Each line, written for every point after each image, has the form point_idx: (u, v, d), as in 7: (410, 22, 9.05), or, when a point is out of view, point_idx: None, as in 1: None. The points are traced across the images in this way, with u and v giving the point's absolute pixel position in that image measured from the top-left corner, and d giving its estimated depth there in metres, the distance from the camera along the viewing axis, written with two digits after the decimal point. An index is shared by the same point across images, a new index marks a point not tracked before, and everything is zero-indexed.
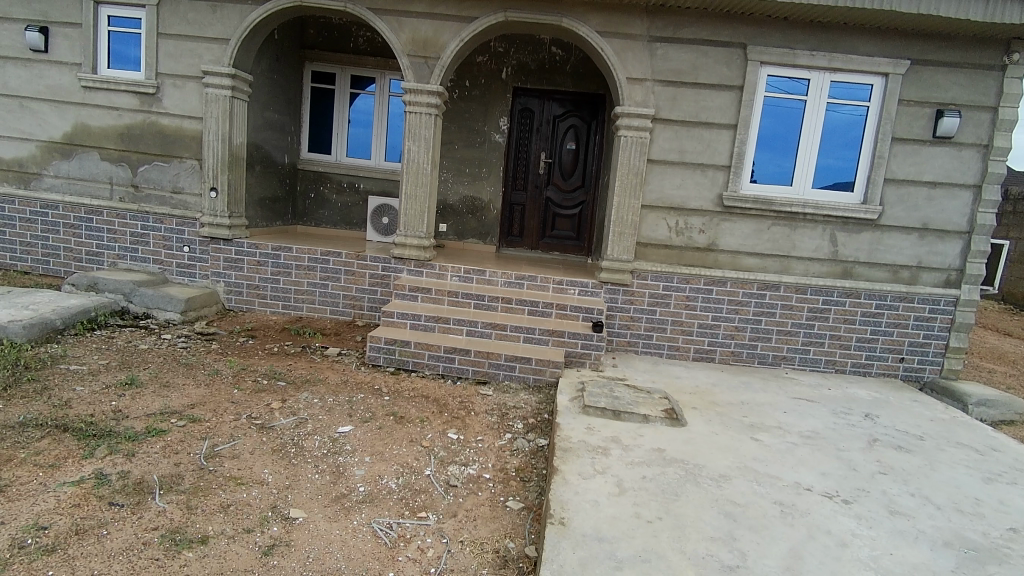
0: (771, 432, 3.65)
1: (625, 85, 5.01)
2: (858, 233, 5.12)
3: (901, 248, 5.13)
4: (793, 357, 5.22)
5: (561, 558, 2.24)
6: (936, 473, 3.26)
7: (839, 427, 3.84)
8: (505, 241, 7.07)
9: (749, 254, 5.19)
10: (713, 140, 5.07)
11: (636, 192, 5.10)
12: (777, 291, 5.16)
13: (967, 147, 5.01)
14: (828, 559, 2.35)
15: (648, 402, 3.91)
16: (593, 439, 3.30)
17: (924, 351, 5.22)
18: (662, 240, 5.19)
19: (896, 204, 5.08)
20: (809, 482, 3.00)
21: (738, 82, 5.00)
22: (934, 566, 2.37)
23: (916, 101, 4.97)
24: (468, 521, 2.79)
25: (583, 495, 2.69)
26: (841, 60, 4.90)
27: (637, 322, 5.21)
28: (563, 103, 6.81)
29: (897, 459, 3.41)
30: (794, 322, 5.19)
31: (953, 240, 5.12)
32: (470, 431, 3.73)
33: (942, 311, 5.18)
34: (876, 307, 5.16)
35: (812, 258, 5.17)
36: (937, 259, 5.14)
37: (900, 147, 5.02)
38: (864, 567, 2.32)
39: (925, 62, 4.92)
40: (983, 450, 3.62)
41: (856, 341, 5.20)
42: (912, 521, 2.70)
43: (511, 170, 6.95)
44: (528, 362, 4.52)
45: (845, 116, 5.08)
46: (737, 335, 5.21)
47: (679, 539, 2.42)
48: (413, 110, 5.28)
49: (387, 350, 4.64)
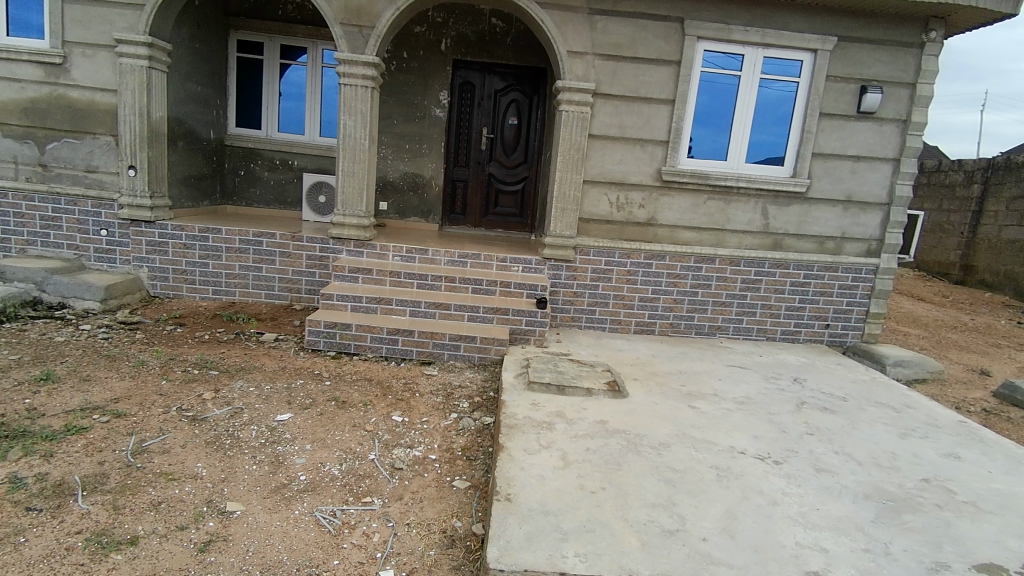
0: (708, 399, 3.80)
1: (566, 58, 4.96)
2: (787, 206, 5.33)
3: (826, 220, 5.38)
4: (727, 327, 5.43)
5: (508, 534, 2.26)
6: (857, 430, 3.48)
7: (770, 392, 4.03)
8: (448, 219, 6.98)
9: (687, 228, 5.31)
10: (652, 115, 5.12)
11: (578, 167, 5.10)
12: (712, 263, 5.33)
13: (887, 122, 5.26)
14: (761, 517, 2.48)
15: (592, 376, 3.97)
16: (538, 414, 3.34)
17: (847, 318, 5.53)
18: (604, 215, 5.23)
19: (823, 177, 5.30)
20: (743, 446, 3.14)
21: (676, 57, 5.05)
22: (856, 518, 2.54)
23: (841, 77, 5.16)
24: (414, 503, 2.77)
25: (528, 471, 2.71)
26: (773, 36, 5.02)
27: (580, 297, 5.28)
28: (504, 77, 6.70)
29: (823, 419, 3.61)
30: (729, 293, 5.38)
31: (873, 211, 5.40)
32: (415, 412, 3.70)
33: (863, 280, 5.48)
34: (804, 277, 5.42)
35: (746, 231, 5.34)
36: (859, 229, 5.42)
37: (827, 122, 5.22)
38: (794, 523, 2.45)
39: (850, 40, 5.10)
40: (899, 408, 3.90)
41: (786, 309, 5.45)
42: (836, 477, 2.88)
43: (453, 146, 6.82)
44: (473, 341, 4.51)
45: (777, 92, 5.22)
46: (675, 308, 5.36)
47: (622, 507, 2.49)
48: (346, 83, 5.06)
49: (327, 334, 4.51)
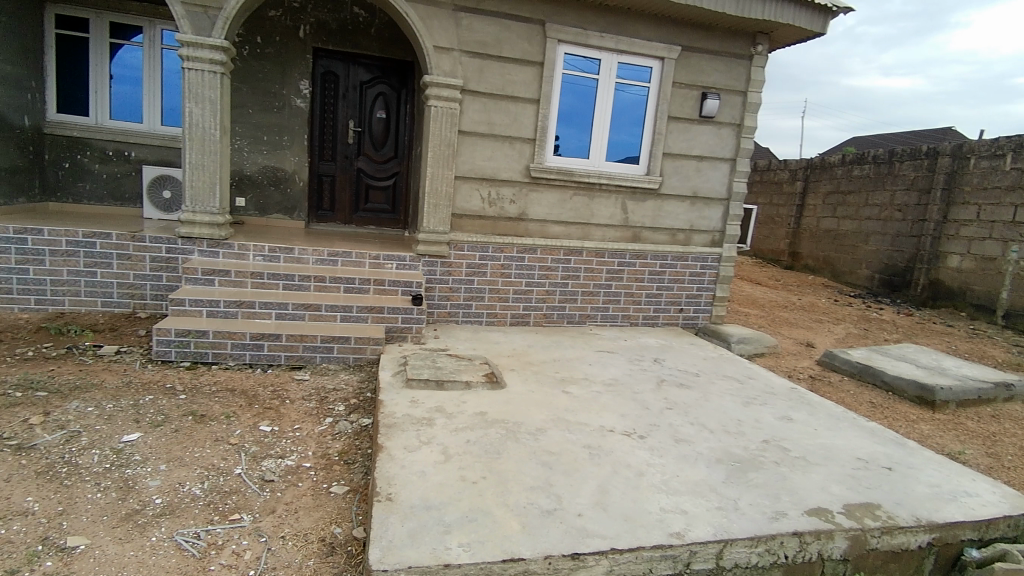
0: (579, 383, 4.02)
1: (432, 53, 4.93)
2: (643, 201, 5.76)
3: (677, 214, 5.89)
4: (595, 315, 5.76)
5: (390, 533, 2.23)
6: (709, 402, 3.87)
7: (635, 373, 4.35)
8: (315, 216, 6.68)
9: (555, 222, 5.55)
10: (518, 113, 5.28)
11: (449, 163, 5.11)
12: (580, 255, 5.62)
13: (725, 126, 5.87)
14: (629, 489, 2.68)
15: (469, 369, 4.03)
16: (417, 411, 3.33)
17: (697, 302, 6.11)
18: (476, 211, 5.31)
19: (673, 174, 5.80)
20: (612, 425, 3.37)
21: (539, 58, 5.23)
22: (709, 480, 2.83)
23: (685, 84, 5.67)
24: (289, 514, 2.64)
25: (409, 468, 2.70)
26: (625, 42, 5.38)
27: (456, 292, 5.31)
28: (370, 68, 6.53)
29: (680, 394, 3.98)
30: (596, 283, 5.71)
31: (716, 206, 6.01)
32: (286, 420, 3.51)
33: (710, 267, 6.09)
34: (660, 266, 5.90)
35: (608, 225, 5.69)
36: (705, 222, 6.01)
37: (674, 124, 5.71)
38: (658, 491, 2.68)
39: (692, 50, 5.62)
40: (742, 380, 4.39)
41: (646, 296, 5.90)
42: (692, 446, 3.19)
43: (317, 139, 6.53)
44: (347, 342, 4.39)
45: (630, 95, 5.61)
46: (548, 299, 5.59)
47: (502, 493, 2.56)
48: (191, 67, 4.63)
49: (179, 343, 4.14)
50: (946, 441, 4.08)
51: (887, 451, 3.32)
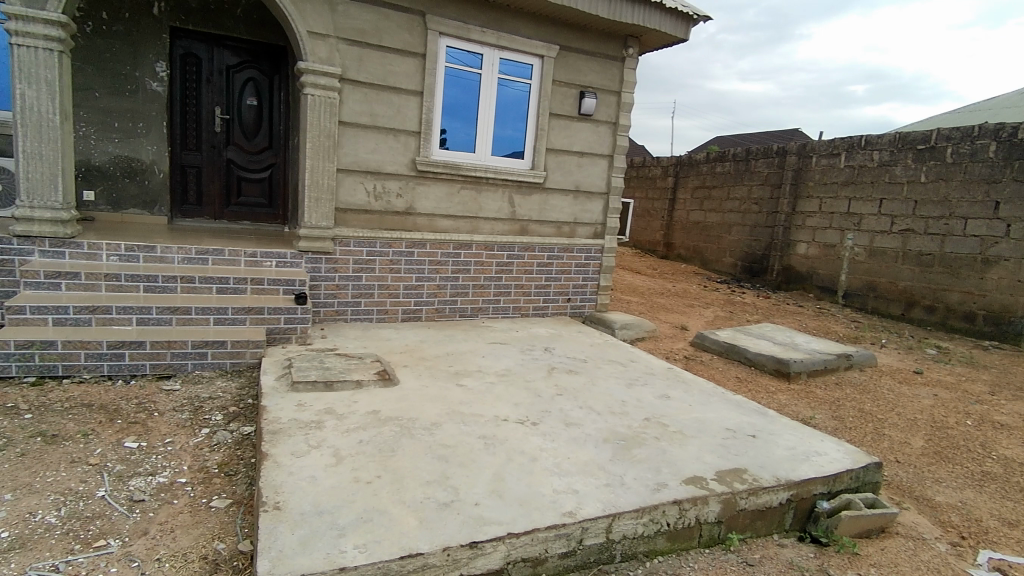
0: (473, 375, 4.06)
1: (307, 39, 4.70)
2: (529, 195, 5.91)
3: (561, 207, 6.11)
4: (487, 307, 5.83)
5: (280, 543, 2.12)
6: (595, 386, 4.07)
7: (526, 362, 4.47)
8: (179, 211, 6.14)
9: (444, 216, 5.53)
10: (401, 105, 5.19)
11: (330, 155, 4.92)
12: (469, 249, 5.65)
13: (602, 124, 6.16)
14: (524, 474, 2.75)
15: (360, 368, 3.93)
16: (304, 414, 3.18)
17: (583, 291, 6.39)
18: (361, 205, 5.15)
19: (556, 169, 6.00)
20: (505, 414, 3.44)
21: (421, 50, 5.17)
22: (597, 459, 2.98)
23: (564, 82, 5.88)
24: (164, 535, 2.42)
25: (298, 474, 2.58)
26: (506, 38, 5.46)
27: (343, 289, 5.13)
28: (237, 52, 6.09)
29: (569, 380, 4.15)
30: (486, 276, 5.78)
31: (597, 200, 6.30)
32: (155, 434, 3.21)
33: (593, 258, 6.38)
34: (547, 258, 6.09)
35: (496, 218, 5.77)
36: (587, 215, 6.28)
37: (555, 121, 5.90)
38: (551, 474, 2.78)
39: (569, 49, 5.84)
40: (626, 363, 4.67)
41: (535, 287, 6.07)
42: (581, 428, 3.34)
43: (179, 127, 6.00)
44: (223, 346, 4.09)
45: (513, 91, 5.71)
46: (439, 293, 5.56)
47: (398, 491, 2.53)
48: (20, 43, 4.05)
49: (19, 358, 3.64)
50: (798, 407, 4.61)
51: (751, 420, 3.69)
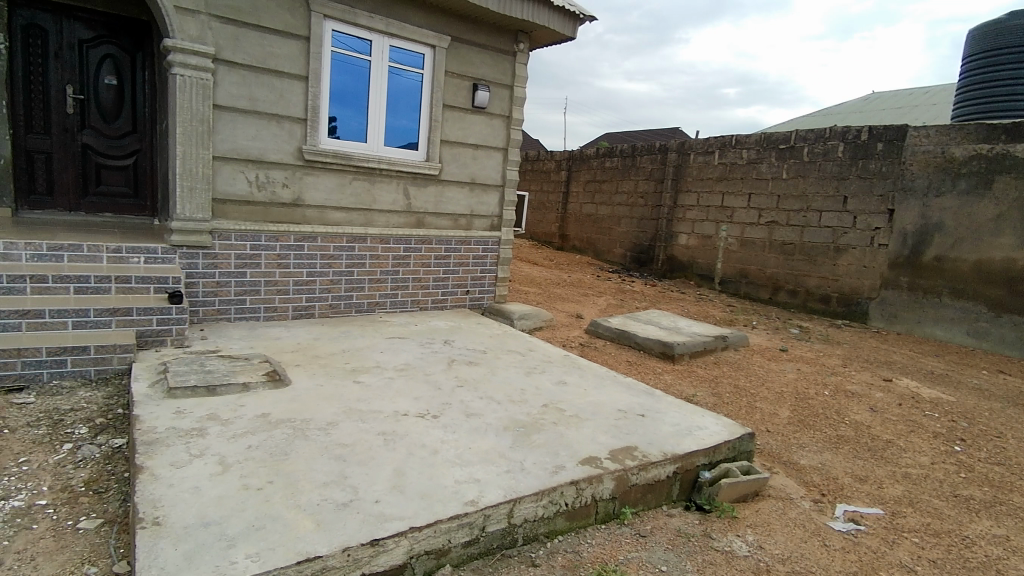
0: (370, 371, 3.96)
1: (173, 14, 4.32)
2: (424, 187, 5.84)
3: (458, 200, 6.10)
4: (384, 302, 5.71)
5: (160, 560, 1.95)
6: (495, 376, 4.13)
7: (425, 356, 4.43)
8: (24, 201, 5.44)
9: (335, 209, 5.33)
10: (285, 90, 4.92)
11: (206, 142, 4.57)
12: (364, 242, 5.50)
13: (496, 117, 6.22)
14: (425, 467, 2.73)
15: (247, 369, 3.70)
16: (185, 422, 2.94)
17: (482, 284, 6.44)
18: (243, 195, 4.84)
19: (450, 161, 5.97)
20: (404, 408, 3.39)
21: (304, 33, 4.93)
22: (498, 447, 3.02)
23: (457, 74, 5.85)
24: (21, 564, 2.14)
25: (179, 486, 2.38)
26: (396, 26, 5.34)
27: (225, 287, 4.80)
28: (92, 25, 5.47)
29: (469, 371, 4.16)
30: (382, 269, 5.65)
31: (493, 192, 6.35)
32: (3, 454, 2.83)
33: (491, 250, 6.44)
34: (445, 250, 6.06)
35: (391, 210, 5.65)
36: (484, 208, 6.32)
37: (449, 112, 5.87)
38: (452, 465, 2.78)
39: (461, 41, 5.82)
40: (524, 352, 4.77)
41: (433, 280, 6.02)
42: (482, 418, 3.37)
43: (21, 107, 5.30)
44: (85, 353, 3.76)
45: (405, 80, 5.59)
46: (332, 289, 5.36)
47: (293, 495, 2.41)
48: None
49: None
50: (683, 386, 4.95)
51: (641, 401, 3.91)
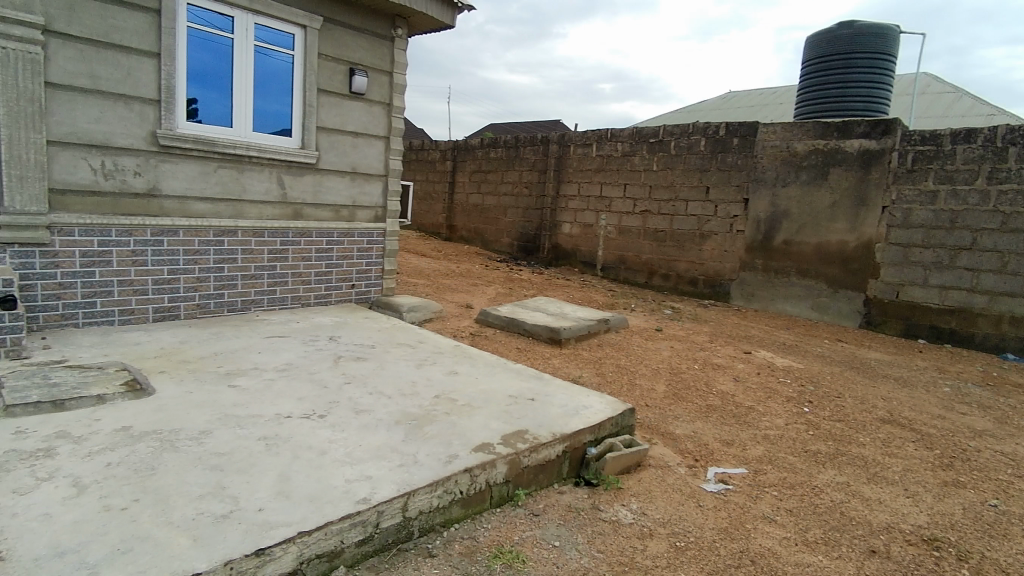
0: (248, 374, 3.71)
1: None
2: (301, 176, 5.54)
3: (338, 189, 5.86)
4: (260, 300, 5.36)
5: None
6: (384, 370, 4.04)
7: (309, 354, 4.23)
8: None
9: (199, 199, 4.91)
10: (134, 68, 4.43)
11: (37, 124, 4.00)
12: (234, 236, 5.12)
13: (375, 104, 6.03)
14: (312, 469, 2.62)
15: (102, 380, 3.31)
16: (26, 444, 2.58)
17: (367, 277, 6.25)
18: (86, 185, 4.32)
19: (328, 150, 5.72)
20: (288, 410, 3.22)
21: (154, 5, 4.46)
22: (390, 442, 2.97)
23: (331, 57, 5.60)
24: None
25: (21, 516, 2.09)
26: (261, 3, 4.99)
27: (70, 289, 4.26)
28: None
29: (356, 367, 4.04)
30: (257, 265, 5.30)
31: (375, 182, 6.18)
32: None
33: (376, 242, 6.27)
34: (326, 243, 5.81)
35: (264, 201, 5.31)
36: (366, 198, 6.12)
37: (324, 98, 5.61)
38: (342, 464, 2.69)
39: (335, 23, 5.58)
40: (414, 345, 4.71)
41: (315, 275, 5.75)
42: (372, 414, 3.29)
43: None
44: None
45: (274, 62, 5.25)
46: (200, 287, 4.95)
47: (163, 512, 2.21)
48: None
49: None
50: (570, 369, 5.16)
51: (530, 386, 4.02)
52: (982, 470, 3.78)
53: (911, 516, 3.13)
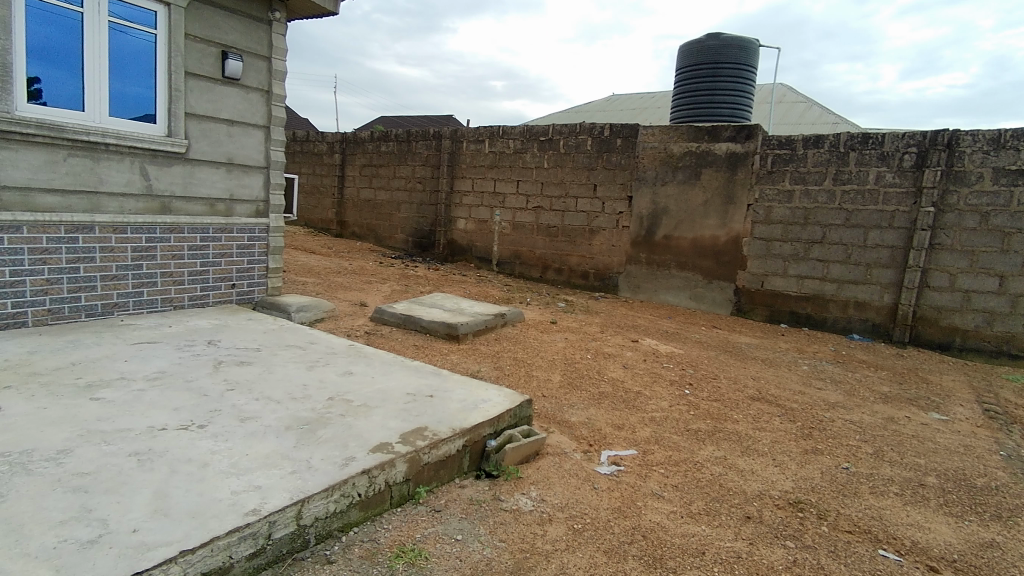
0: (113, 385, 3.34)
1: None
2: (169, 167, 5.08)
3: (212, 181, 5.43)
4: (125, 303, 4.86)
5: None
6: (272, 374, 3.82)
7: (185, 360, 3.90)
8: None
9: (45, 191, 4.35)
10: None
11: None
12: (91, 232, 4.59)
13: (252, 91, 5.66)
14: (193, 483, 2.42)
15: None
16: None
17: (249, 276, 5.87)
18: None
19: (200, 138, 5.28)
20: (163, 422, 2.95)
21: None
22: (280, 449, 2.81)
23: (200, 38, 5.18)
24: None
25: None
26: None
27: None
28: None
29: (240, 372, 3.78)
30: (119, 265, 4.80)
31: (255, 174, 5.80)
32: None
33: (258, 239, 5.90)
34: (201, 240, 5.38)
35: (125, 193, 4.81)
36: (245, 191, 5.73)
37: (194, 82, 5.17)
38: (227, 475, 2.52)
39: (203, 2, 5.16)
40: (303, 346, 4.49)
41: (189, 274, 5.30)
42: (259, 420, 3.10)
43: None
44: None
45: (133, 40, 4.75)
46: (50, 290, 4.40)
47: (14, 544, 1.94)
48: None
49: None
50: (468, 364, 5.18)
51: (428, 382, 3.99)
52: (835, 438, 4.29)
53: (778, 482, 3.48)
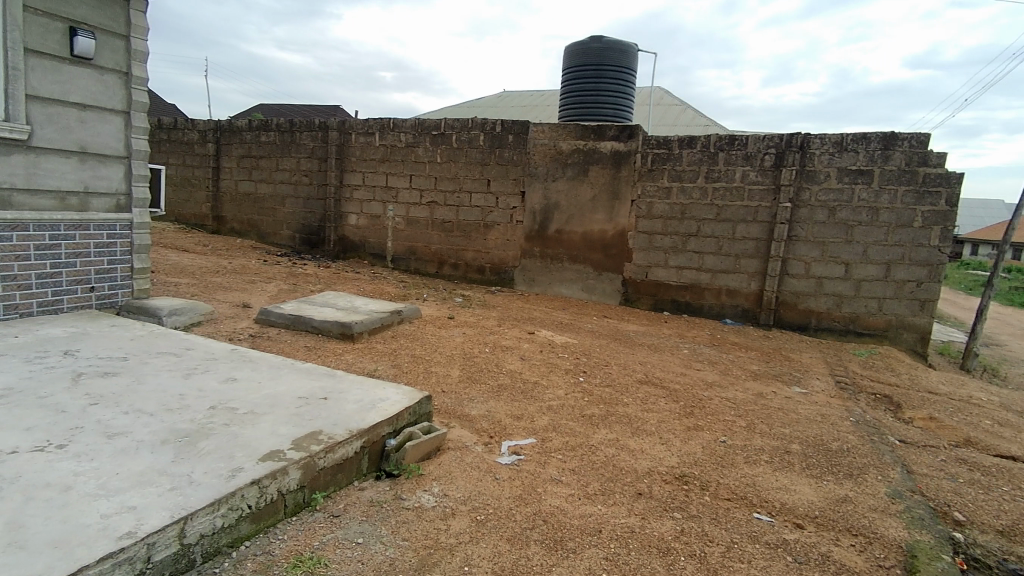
0: None
1: None
2: (6, 155, 4.44)
3: (62, 172, 4.83)
4: None
5: None
6: (143, 385, 3.48)
7: (36, 374, 3.44)
8: None
9: None
10: None
11: None
12: None
13: (108, 72, 5.09)
14: (54, 510, 2.16)
15: None
16: None
17: (111, 278, 5.30)
18: None
19: (44, 123, 4.67)
20: (10, 445, 2.59)
21: None
22: (157, 465, 2.58)
23: (42, 11, 4.60)
24: None
25: None
26: None
27: None
28: None
29: (103, 385, 3.40)
30: None
31: (113, 165, 5.22)
32: None
33: (120, 236, 5.34)
34: (50, 238, 4.76)
35: None
36: (102, 183, 5.15)
37: (35, 60, 4.58)
38: (95, 498, 2.27)
39: None
40: (179, 352, 4.14)
41: (36, 277, 4.68)
42: (130, 436, 2.81)
43: None
44: None
45: None
46: None
47: None
48: None
49: None
50: (363, 364, 5.04)
51: (321, 385, 3.83)
52: (713, 414, 4.69)
53: (665, 459, 3.74)
